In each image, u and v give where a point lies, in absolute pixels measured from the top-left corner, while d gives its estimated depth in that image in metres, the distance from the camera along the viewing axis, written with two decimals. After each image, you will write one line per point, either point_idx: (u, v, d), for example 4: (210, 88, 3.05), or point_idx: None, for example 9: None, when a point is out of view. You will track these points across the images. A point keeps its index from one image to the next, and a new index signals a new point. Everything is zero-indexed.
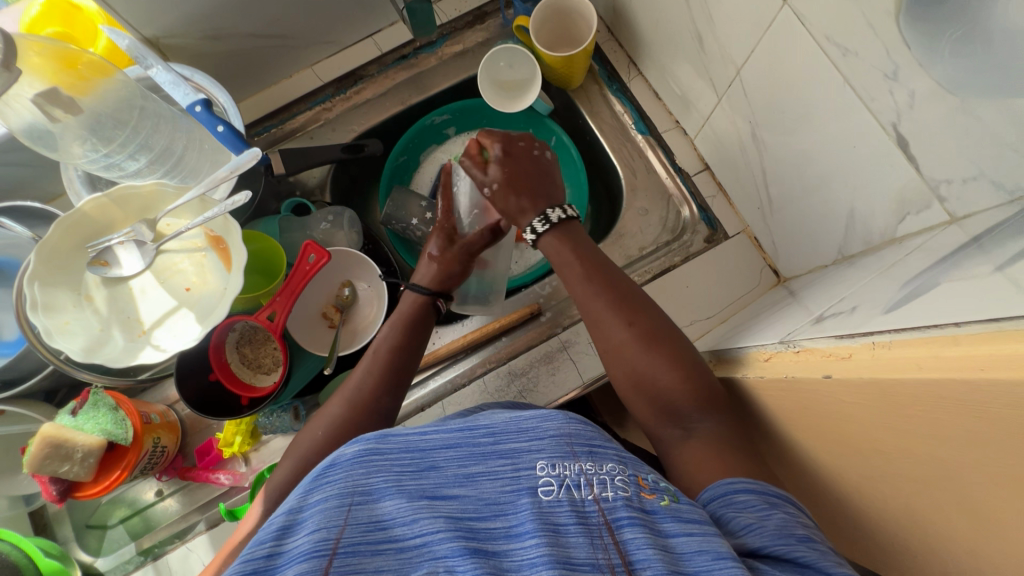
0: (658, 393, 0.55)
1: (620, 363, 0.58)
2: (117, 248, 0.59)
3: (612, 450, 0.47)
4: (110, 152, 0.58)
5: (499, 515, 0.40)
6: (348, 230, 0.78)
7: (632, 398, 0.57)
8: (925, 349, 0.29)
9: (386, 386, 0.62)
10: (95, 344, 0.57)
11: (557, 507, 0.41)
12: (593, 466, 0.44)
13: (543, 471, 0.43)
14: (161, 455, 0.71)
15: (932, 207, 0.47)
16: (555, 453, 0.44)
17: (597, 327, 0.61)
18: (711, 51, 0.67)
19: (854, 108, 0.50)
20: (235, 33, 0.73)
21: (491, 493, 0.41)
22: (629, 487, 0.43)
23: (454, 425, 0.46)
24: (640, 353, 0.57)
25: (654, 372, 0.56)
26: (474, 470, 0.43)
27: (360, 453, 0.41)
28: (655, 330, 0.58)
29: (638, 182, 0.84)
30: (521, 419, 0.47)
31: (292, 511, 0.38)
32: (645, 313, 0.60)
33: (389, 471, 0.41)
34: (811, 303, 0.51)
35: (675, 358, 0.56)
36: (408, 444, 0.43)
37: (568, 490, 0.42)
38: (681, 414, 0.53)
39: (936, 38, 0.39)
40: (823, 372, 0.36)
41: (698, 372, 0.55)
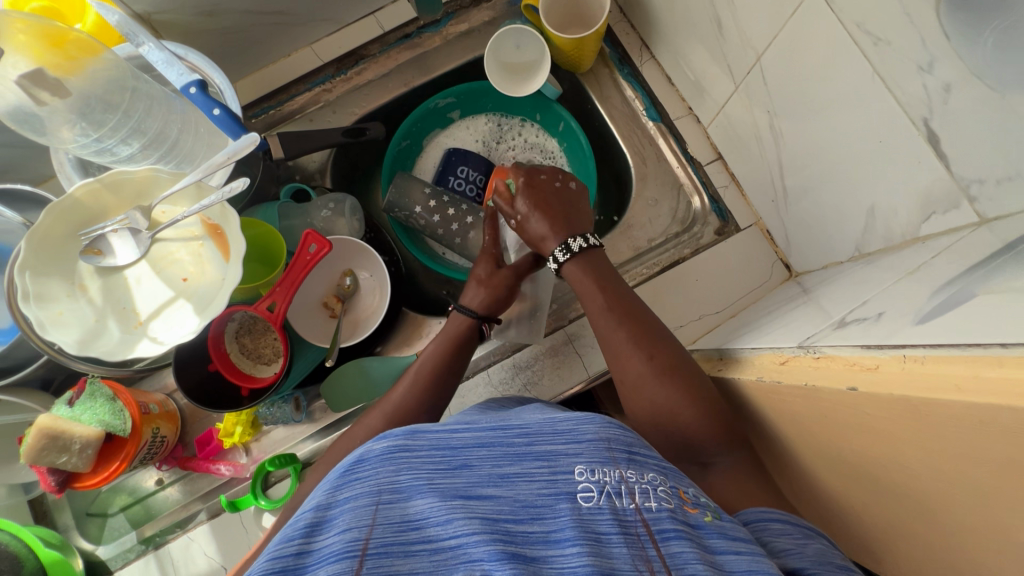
0: (674, 431, 0.55)
1: (638, 397, 0.57)
2: (111, 236, 0.57)
3: (652, 460, 0.47)
4: (101, 136, 0.55)
5: (536, 519, 0.39)
6: (350, 218, 0.75)
7: (647, 434, 0.57)
8: (962, 367, 0.27)
9: (427, 394, 0.62)
10: (90, 336, 0.55)
11: (599, 514, 0.40)
12: (633, 473, 0.44)
13: (581, 476, 0.42)
14: (161, 445, 0.70)
15: (960, 207, 0.45)
16: (594, 458, 0.44)
17: (615, 357, 0.60)
18: (729, 36, 0.64)
19: (883, 101, 0.47)
20: (231, 10, 0.70)
21: (528, 495, 0.41)
22: (671, 499, 0.43)
23: (485, 426, 0.46)
24: (657, 391, 0.56)
25: (671, 411, 0.55)
26: (509, 471, 0.42)
27: (390, 449, 0.41)
28: (675, 366, 0.57)
29: (647, 171, 0.82)
30: (557, 422, 0.47)
31: (322, 508, 0.38)
32: (665, 347, 0.58)
33: (421, 469, 0.40)
34: (828, 304, 0.50)
35: (693, 394, 0.55)
36: (439, 441, 0.43)
37: (609, 497, 0.41)
38: (699, 452, 0.53)
39: (980, 29, 0.37)
40: (847, 384, 0.34)
41: (717, 416, 0.54)
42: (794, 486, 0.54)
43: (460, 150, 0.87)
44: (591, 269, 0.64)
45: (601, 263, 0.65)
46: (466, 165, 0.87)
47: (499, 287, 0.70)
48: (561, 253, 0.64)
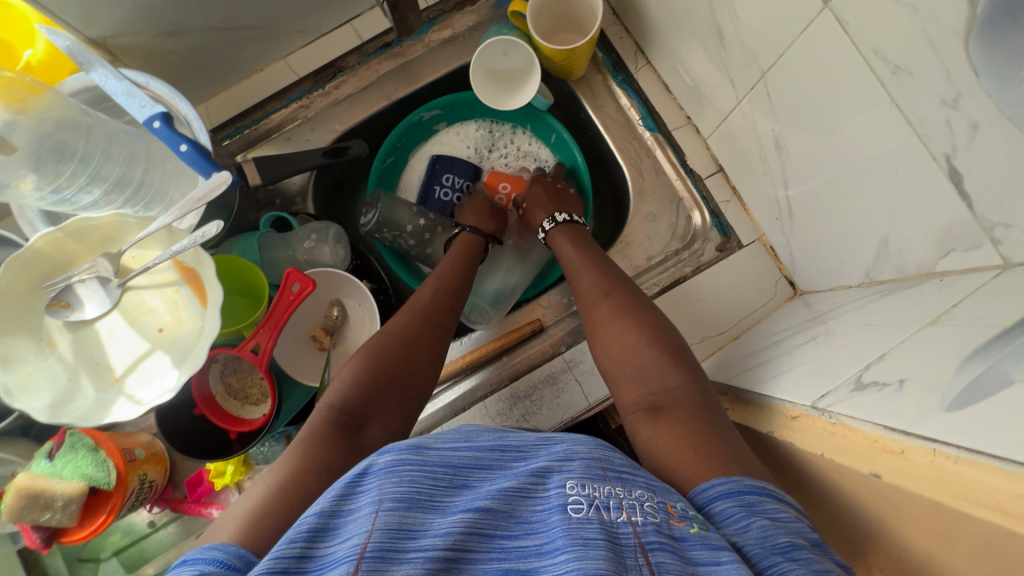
0: (628, 357, 0.58)
1: (601, 333, 0.61)
2: (78, 286, 0.54)
3: (641, 476, 0.43)
4: (59, 185, 0.52)
5: (530, 535, 0.37)
6: (335, 245, 0.71)
7: (607, 367, 0.59)
8: (1005, 481, 0.25)
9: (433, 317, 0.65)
10: (63, 398, 0.52)
11: (587, 524, 0.36)
12: (624, 489, 0.40)
13: (572, 490, 0.39)
14: (150, 490, 0.68)
15: (982, 247, 0.42)
16: (585, 474, 0.41)
17: (582, 299, 0.65)
18: (732, 47, 0.60)
19: (900, 132, 0.44)
20: (195, 28, 0.66)
21: (522, 512, 0.39)
22: (657, 512, 0.39)
23: (485, 443, 0.45)
24: (616, 319, 0.61)
25: (625, 335, 0.59)
26: (505, 488, 0.40)
27: (394, 463, 0.39)
28: (634, 302, 0.62)
29: (645, 185, 0.78)
30: (552, 441, 0.45)
31: (327, 515, 0.37)
32: (628, 293, 0.63)
33: (422, 483, 0.38)
34: (840, 347, 0.48)
35: (649, 327, 0.59)
36: (443, 458, 0.41)
37: (597, 510, 0.38)
38: (648, 377, 0.55)
39: (1010, 69, 0.34)
40: (869, 468, 0.33)
41: (671, 348, 0.57)
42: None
43: (444, 157, 0.84)
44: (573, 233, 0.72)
45: (580, 230, 0.73)
46: (450, 172, 0.83)
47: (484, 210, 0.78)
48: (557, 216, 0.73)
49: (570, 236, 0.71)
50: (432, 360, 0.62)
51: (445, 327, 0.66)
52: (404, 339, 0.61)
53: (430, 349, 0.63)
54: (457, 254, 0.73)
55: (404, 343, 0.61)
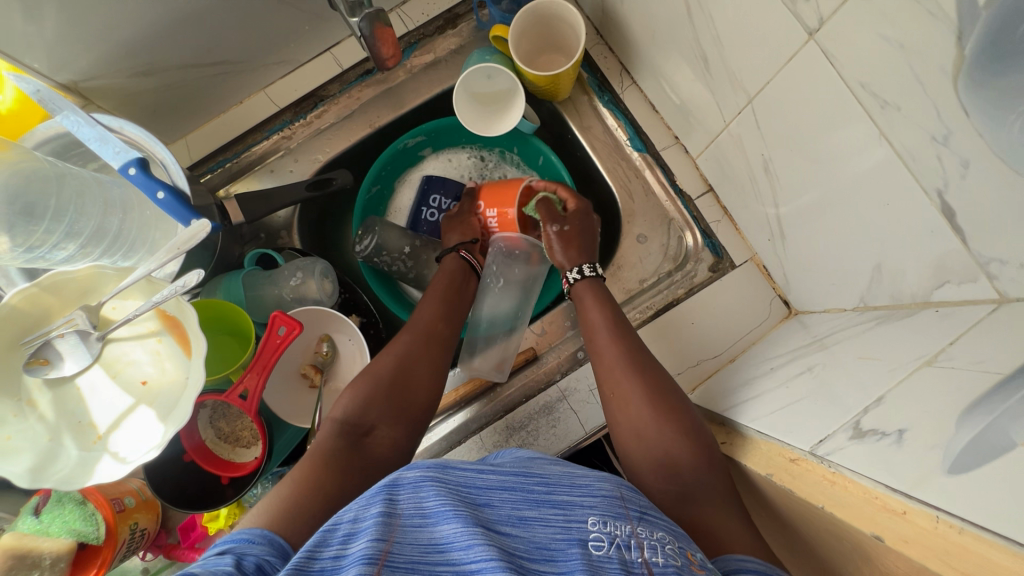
0: (656, 445, 0.54)
1: (628, 414, 0.57)
2: (57, 342, 0.53)
3: (662, 522, 0.44)
4: (33, 243, 0.51)
5: (549, 561, 0.36)
6: (322, 280, 0.70)
7: (630, 449, 0.56)
8: (1012, 561, 0.25)
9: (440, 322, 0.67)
10: (44, 460, 0.51)
11: (608, 562, 0.37)
12: (644, 530, 0.41)
13: (594, 527, 0.39)
14: (142, 538, 0.66)
15: (978, 281, 0.41)
16: (607, 512, 0.41)
17: (608, 373, 0.61)
18: (717, 71, 0.59)
19: (890, 164, 0.43)
20: (169, 66, 0.65)
21: (543, 538, 0.38)
22: (678, 556, 0.39)
23: (507, 470, 0.44)
24: (645, 404, 0.57)
25: (653, 422, 0.56)
26: (527, 515, 0.39)
27: (425, 476, 0.39)
28: (660, 383, 0.58)
29: (635, 206, 0.77)
30: (574, 476, 0.45)
31: (356, 519, 0.35)
32: (655, 371, 0.60)
33: (451, 498, 0.37)
34: (836, 381, 0.47)
35: (678, 413, 0.56)
36: (466, 480, 0.40)
37: (619, 548, 0.38)
38: (677, 469, 0.52)
39: (1001, 109, 0.33)
40: (870, 528, 0.32)
41: (699, 432, 0.54)
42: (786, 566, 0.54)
43: (435, 178, 0.82)
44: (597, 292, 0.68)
45: (603, 289, 0.69)
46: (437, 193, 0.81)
47: (471, 225, 0.76)
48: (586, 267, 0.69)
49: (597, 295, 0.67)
50: (427, 397, 0.61)
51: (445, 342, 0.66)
52: (408, 361, 0.61)
53: (430, 366, 0.63)
54: (447, 272, 0.72)
55: (406, 357, 0.62)
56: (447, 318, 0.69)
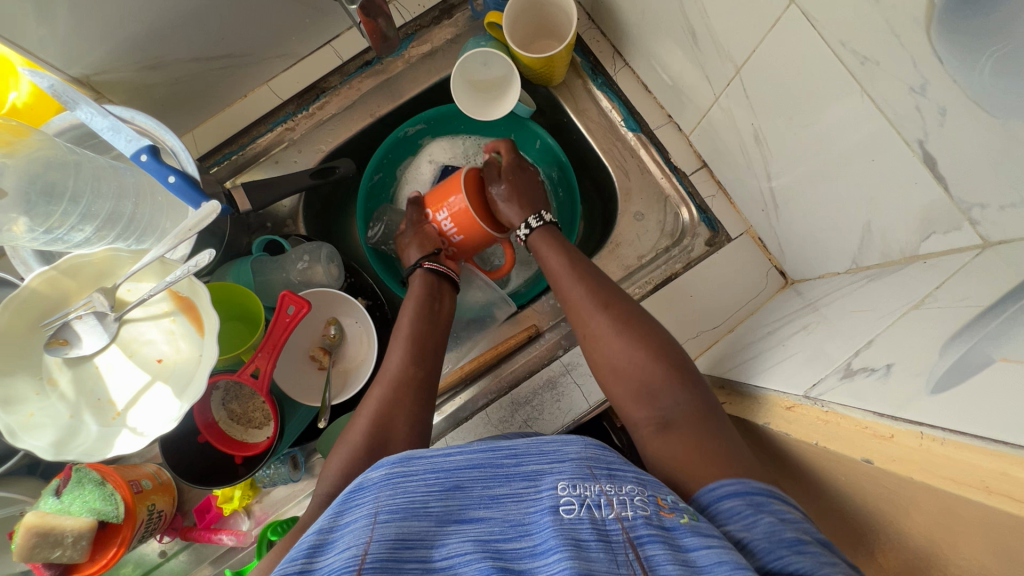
0: (631, 377, 0.56)
1: (599, 352, 0.59)
2: (76, 323, 0.55)
3: (631, 472, 0.45)
4: (51, 226, 0.52)
5: (523, 535, 0.40)
6: (327, 265, 0.72)
7: (608, 383, 0.58)
8: (987, 460, 0.26)
9: (417, 354, 0.65)
10: (66, 435, 0.53)
11: (579, 525, 0.40)
12: (614, 486, 0.43)
13: (564, 491, 0.42)
14: (159, 519, 0.68)
15: (962, 228, 0.43)
16: (576, 475, 0.43)
17: (574, 315, 0.63)
18: (705, 46, 0.61)
19: (876, 124, 0.45)
20: (176, 59, 0.67)
21: (516, 514, 0.41)
22: (647, 505, 0.41)
23: (477, 445, 0.45)
24: (613, 337, 0.58)
25: (625, 354, 0.57)
26: (498, 492, 0.42)
27: (387, 476, 0.42)
28: (627, 316, 0.60)
29: (631, 185, 0.79)
30: (543, 441, 0.46)
31: (325, 531, 0.40)
32: (622, 302, 0.61)
33: (416, 492, 0.41)
34: (830, 334, 0.48)
35: (647, 342, 0.57)
36: (433, 464, 0.43)
37: (589, 509, 0.41)
38: (654, 394, 0.54)
39: (974, 53, 0.34)
40: (861, 454, 0.33)
41: (677, 361, 0.56)
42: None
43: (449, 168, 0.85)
44: (547, 236, 0.70)
45: (556, 232, 0.72)
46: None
47: (426, 235, 0.75)
48: (532, 220, 0.71)
49: (551, 240, 0.70)
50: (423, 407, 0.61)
51: (420, 389, 0.63)
52: (386, 415, 0.59)
53: (409, 418, 0.60)
54: (410, 310, 0.69)
55: (381, 410, 0.60)
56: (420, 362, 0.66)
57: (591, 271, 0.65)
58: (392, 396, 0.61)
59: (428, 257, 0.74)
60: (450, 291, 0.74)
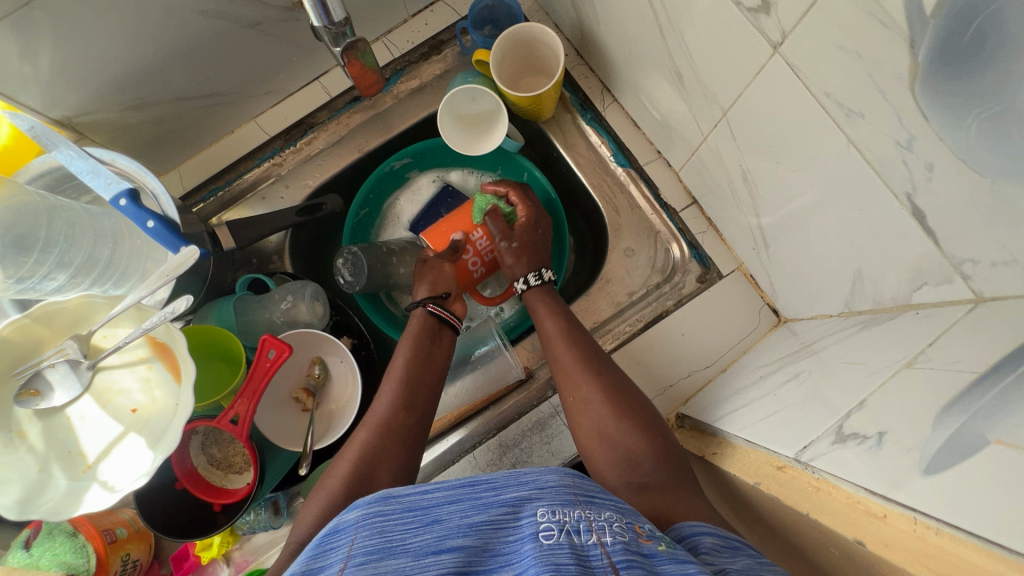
0: (618, 444, 0.56)
1: (587, 416, 0.59)
2: (47, 371, 0.53)
3: (611, 501, 0.44)
4: (23, 275, 0.51)
5: (505, 566, 0.39)
6: (312, 302, 0.71)
7: (590, 449, 0.58)
8: (994, 563, 0.25)
9: (408, 400, 0.63)
10: (33, 491, 0.50)
11: (559, 549, 0.38)
12: (593, 511, 0.42)
13: (544, 517, 0.41)
14: (133, 569, 0.66)
15: (954, 282, 0.41)
16: (556, 501, 0.42)
17: (566, 380, 0.63)
18: (692, 86, 0.60)
19: (863, 173, 0.44)
20: (160, 99, 0.67)
21: (495, 544, 0.40)
22: (625, 531, 0.41)
23: (455, 479, 0.44)
24: (603, 405, 0.59)
25: (614, 423, 0.58)
26: (476, 521, 0.40)
27: (364, 515, 0.40)
28: (617, 386, 0.61)
29: (621, 221, 0.78)
30: (522, 472, 0.45)
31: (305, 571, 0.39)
32: (610, 371, 0.63)
33: (392, 531, 0.39)
34: (822, 386, 0.47)
35: (635, 414, 0.58)
36: (410, 503, 0.41)
37: (569, 535, 0.39)
38: (637, 463, 0.55)
39: (960, 113, 0.33)
40: (852, 534, 0.32)
41: (660, 432, 0.57)
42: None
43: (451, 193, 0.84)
44: (548, 298, 0.70)
45: (555, 295, 0.72)
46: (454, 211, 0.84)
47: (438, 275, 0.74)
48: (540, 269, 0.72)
49: (550, 303, 0.70)
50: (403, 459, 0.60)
51: (409, 437, 0.61)
52: (369, 461, 0.57)
53: (394, 466, 0.59)
54: (405, 348, 0.68)
55: (369, 458, 0.58)
56: (409, 406, 0.63)
57: (584, 339, 0.66)
58: (379, 442, 0.59)
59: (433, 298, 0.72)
60: (450, 336, 0.72)
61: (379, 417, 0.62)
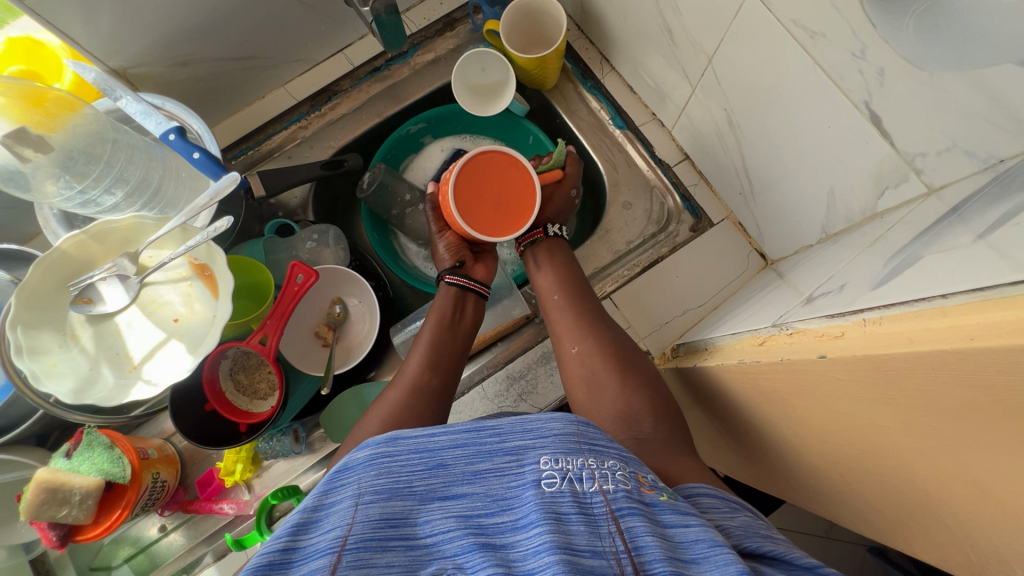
0: (619, 399, 0.58)
1: (585, 370, 0.63)
2: (100, 284, 0.58)
3: (614, 448, 0.43)
4: (85, 188, 0.59)
5: (505, 511, 0.38)
6: (334, 247, 0.79)
7: (585, 402, 0.61)
8: (914, 322, 0.29)
9: (435, 361, 0.65)
10: (84, 384, 0.56)
11: (561, 498, 0.38)
12: (597, 461, 0.41)
13: (547, 465, 0.40)
14: (162, 490, 0.70)
15: (909, 179, 0.47)
16: (559, 449, 0.41)
17: (564, 334, 0.66)
18: (682, 42, 0.67)
19: (827, 90, 0.50)
20: (203, 59, 0.74)
21: (498, 489, 0.39)
22: (629, 480, 0.40)
23: (461, 424, 0.43)
24: (602, 362, 0.62)
25: (615, 380, 0.60)
26: (480, 468, 0.41)
27: (371, 456, 0.40)
28: (616, 346, 0.64)
29: (619, 177, 0.85)
30: (526, 419, 0.44)
31: (313, 508, 0.38)
32: (610, 333, 0.66)
33: (399, 472, 0.39)
34: (801, 284, 0.52)
35: (635, 374, 0.61)
36: (417, 445, 0.41)
37: (571, 483, 0.39)
38: (637, 420, 0.56)
39: (898, 14, 0.40)
40: (817, 352, 0.36)
41: (658, 391, 0.60)
42: (779, 480, 0.58)
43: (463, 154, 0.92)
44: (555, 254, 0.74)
45: (563, 250, 0.75)
46: None
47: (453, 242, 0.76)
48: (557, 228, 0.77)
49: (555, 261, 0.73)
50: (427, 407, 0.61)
51: (434, 398, 0.62)
52: (397, 417, 0.58)
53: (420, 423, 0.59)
54: (434, 318, 0.70)
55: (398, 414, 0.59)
56: (435, 367, 0.65)
57: (584, 302, 0.69)
58: (410, 403, 0.60)
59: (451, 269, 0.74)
60: (475, 302, 0.73)
61: (408, 378, 0.64)
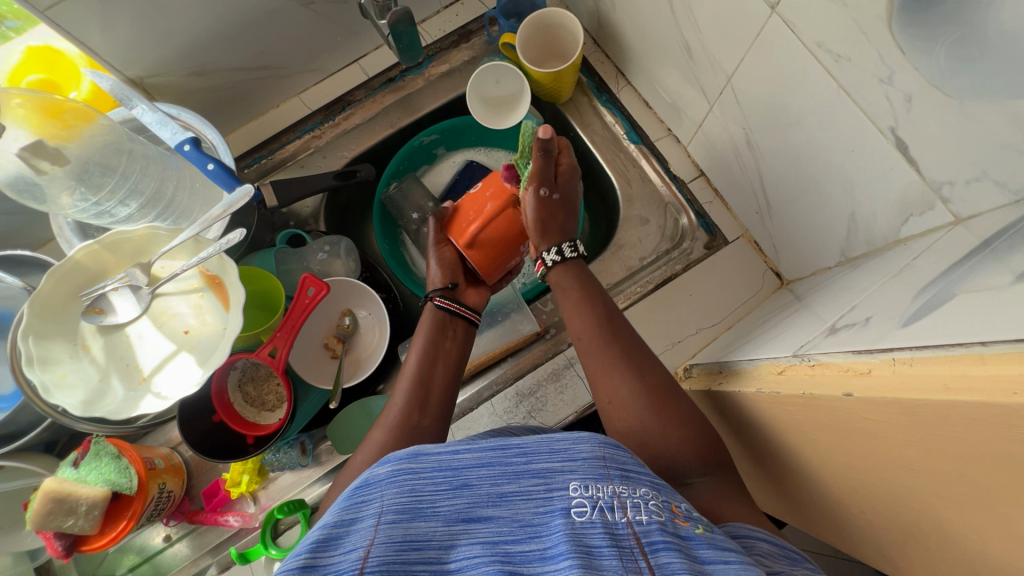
0: (663, 454, 0.54)
1: (624, 421, 0.57)
2: (112, 294, 0.58)
3: (646, 475, 0.42)
4: (100, 199, 0.59)
5: (534, 537, 0.37)
6: (345, 258, 0.79)
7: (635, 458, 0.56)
8: (948, 367, 0.28)
9: (422, 399, 0.62)
10: (94, 396, 0.56)
11: (591, 529, 0.37)
12: (627, 489, 0.40)
13: (576, 492, 0.39)
14: (167, 500, 0.69)
15: (935, 207, 0.46)
16: (589, 474, 0.41)
17: (598, 377, 0.61)
18: (700, 60, 0.67)
19: (851, 115, 0.49)
20: (220, 68, 0.74)
21: (525, 515, 0.38)
22: (662, 511, 0.39)
23: (486, 442, 0.43)
24: (643, 410, 0.57)
25: (659, 432, 0.55)
26: (507, 490, 0.39)
27: (394, 472, 0.39)
28: (659, 386, 0.58)
29: (633, 192, 0.84)
30: (553, 439, 0.43)
31: (335, 524, 0.37)
32: (649, 370, 0.60)
33: (423, 490, 0.38)
34: (821, 311, 0.51)
35: (680, 419, 0.56)
36: (440, 462, 0.40)
37: (601, 512, 0.38)
38: (682, 474, 0.53)
39: (929, 41, 0.39)
40: (842, 390, 0.35)
41: (704, 436, 0.55)
42: (795, 508, 0.57)
43: (476, 166, 0.92)
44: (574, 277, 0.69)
45: (584, 270, 0.71)
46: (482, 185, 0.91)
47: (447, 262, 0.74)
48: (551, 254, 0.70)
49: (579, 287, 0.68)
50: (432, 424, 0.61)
51: (425, 435, 0.60)
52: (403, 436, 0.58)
53: None
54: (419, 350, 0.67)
55: None
56: (426, 406, 0.62)
57: (615, 338, 0.62)
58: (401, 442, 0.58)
59: (442, 291, 0.73)
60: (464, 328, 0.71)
61: (394, 417, 0.61)
